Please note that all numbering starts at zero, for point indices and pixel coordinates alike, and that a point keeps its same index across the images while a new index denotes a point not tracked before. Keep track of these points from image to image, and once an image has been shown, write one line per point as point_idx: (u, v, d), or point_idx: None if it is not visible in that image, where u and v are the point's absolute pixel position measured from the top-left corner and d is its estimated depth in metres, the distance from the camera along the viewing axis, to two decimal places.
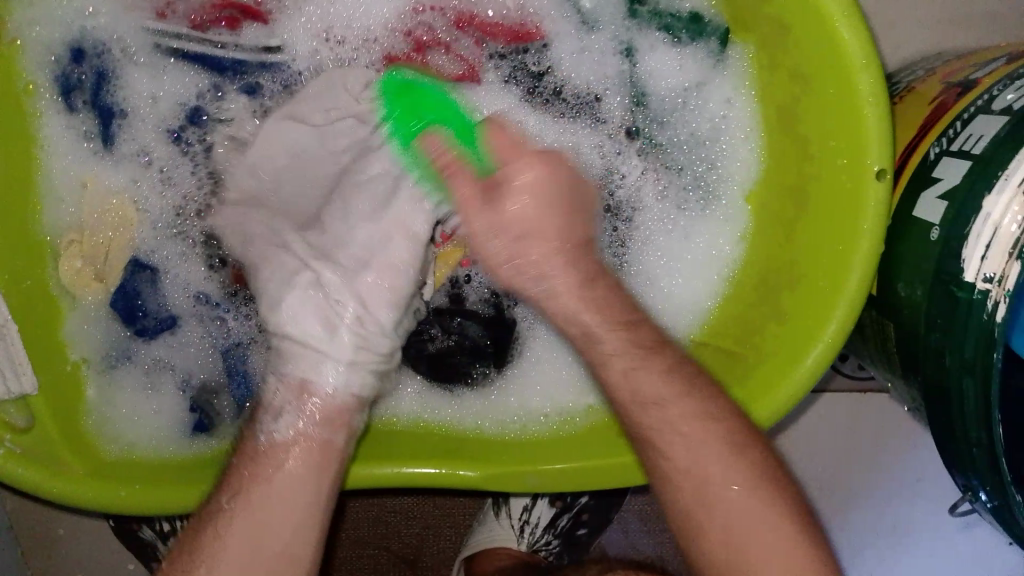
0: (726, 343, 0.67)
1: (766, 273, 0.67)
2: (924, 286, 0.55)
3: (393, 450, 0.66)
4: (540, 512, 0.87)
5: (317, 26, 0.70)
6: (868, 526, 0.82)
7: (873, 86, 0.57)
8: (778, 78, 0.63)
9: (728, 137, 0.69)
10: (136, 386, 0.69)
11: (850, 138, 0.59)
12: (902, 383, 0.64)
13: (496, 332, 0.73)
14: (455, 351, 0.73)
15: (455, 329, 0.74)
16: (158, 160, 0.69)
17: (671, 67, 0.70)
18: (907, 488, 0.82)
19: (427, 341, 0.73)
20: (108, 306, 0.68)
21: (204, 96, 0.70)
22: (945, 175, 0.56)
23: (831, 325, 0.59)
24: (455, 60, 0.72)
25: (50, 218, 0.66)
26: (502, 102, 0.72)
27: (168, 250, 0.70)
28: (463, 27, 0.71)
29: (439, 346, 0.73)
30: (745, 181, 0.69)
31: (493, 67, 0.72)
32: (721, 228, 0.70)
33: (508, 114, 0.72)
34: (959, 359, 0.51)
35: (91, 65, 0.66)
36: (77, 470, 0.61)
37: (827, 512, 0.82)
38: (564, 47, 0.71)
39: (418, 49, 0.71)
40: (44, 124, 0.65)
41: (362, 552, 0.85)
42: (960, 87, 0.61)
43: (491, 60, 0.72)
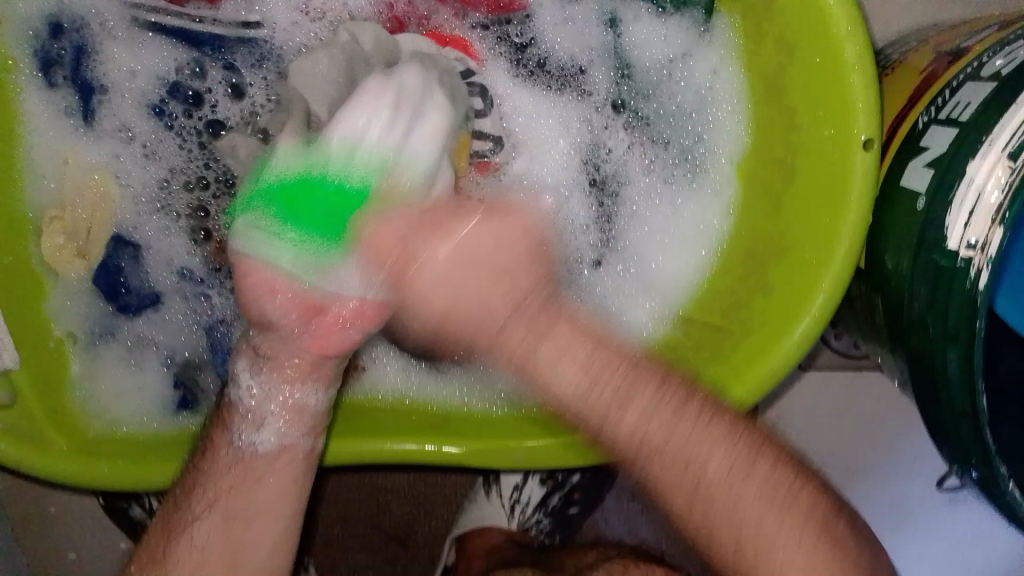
0: (713, 318, 0.66)
1: (752, 248, 0.66)
2: (908, 257, 0.54)
3: (374, 427, 0.67)
4: (531, 490, 0.85)
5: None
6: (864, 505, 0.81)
7: (858, 53, 0.56)
8: (764, 49, 0.62)
9: (715, 110, 0.67)
10: (118, 360, 0.69)
11: (835, 109, 0.58)
12: (890, 358, 0.63)
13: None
14: None
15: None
16: (140, 134, 0.70)
17: (656, 38, 0.68)
18: (899, 470, 0.81)
19: None
20: (91, 281, 0.68)
21: (182, 69, 0.70)
22: (932, 144, 0.55)
23: (819, 299, 0.59)
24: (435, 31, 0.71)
25: (32, 195, 0.65)
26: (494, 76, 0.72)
27: (152, 226, 0.71)
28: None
29: None
30: (733, 153, 0.67)
31: (478, 38, 0.71)
32: (707, 201, 0.69)
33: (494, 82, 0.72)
34: (943, 329, 0.50)
35: (70, 39, 0.66)
36: (60, 446, 0.61)
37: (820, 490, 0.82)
38: (545, 16, 0.70)
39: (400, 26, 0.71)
40: (23, 98, 0.65)
41: (355, 531, 0.86)
42: (949, 57, 0.60)
43: (474, 30, 0.71)
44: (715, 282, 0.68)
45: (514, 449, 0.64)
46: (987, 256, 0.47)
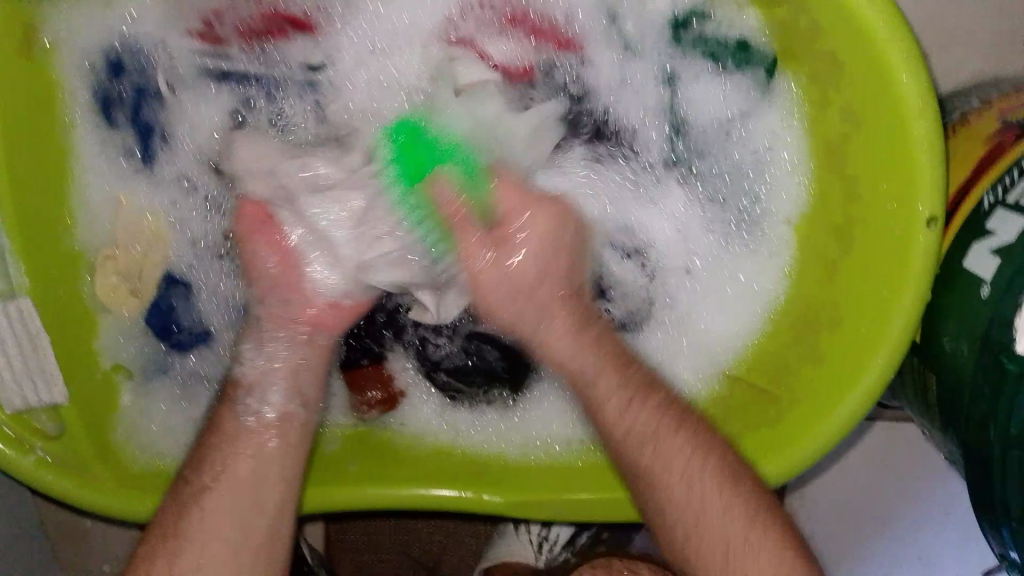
0: (761, 381, 0.66)
1: (804, 313, 0.65)
2: (971, 345, 0.53)
3: (410, 469, 0.68)
4: (560, 529, 0.86)
5: (362, 43, 0.69)
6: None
7: (929, 134, 0.55)
8: (828, 113, 0.61)
9: (773, 171, 0.67)
10: (165, 396, 0.69)
11: (901, 185, 0.57)
12: (939, 436, 0.61)
13: (514, 361, 0.74)
14: (472, 371, 0.74)
15: (474, 351, 0.74)
16: (200, 185, 0.69)
17: (718, 97, 0.67)
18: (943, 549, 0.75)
19: (436, 350, 0.75)
20: (142, 320, 0.68)
21: (237, 113, 0.69)
22: (999, 229, 0.54)
23: (872, 373, 0.58)
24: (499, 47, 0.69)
25: (86, 232, 0.67)
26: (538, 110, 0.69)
27: (204, 268, 0.69)
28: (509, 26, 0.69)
29: (453, 361, 0.74)
30: (790, 215, 0.66)
31: (541, 74, 0.69)
32: (758, 262, 0.68)
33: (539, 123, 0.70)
34: (1003, 432, 0.49)
35: (131, 80, 0.67)
36: (103, 479, 0.62)
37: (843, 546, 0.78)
38: (600, 65, 0.69)
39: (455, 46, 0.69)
40: (79, 134, 0.66)
41: (384, 556, 0.88)
42: (1017, 130, 0.58)
43: (541, 65, 0.69)
44: (762, 344, 0.67)
45: (554, 502, 0.65)
46: None
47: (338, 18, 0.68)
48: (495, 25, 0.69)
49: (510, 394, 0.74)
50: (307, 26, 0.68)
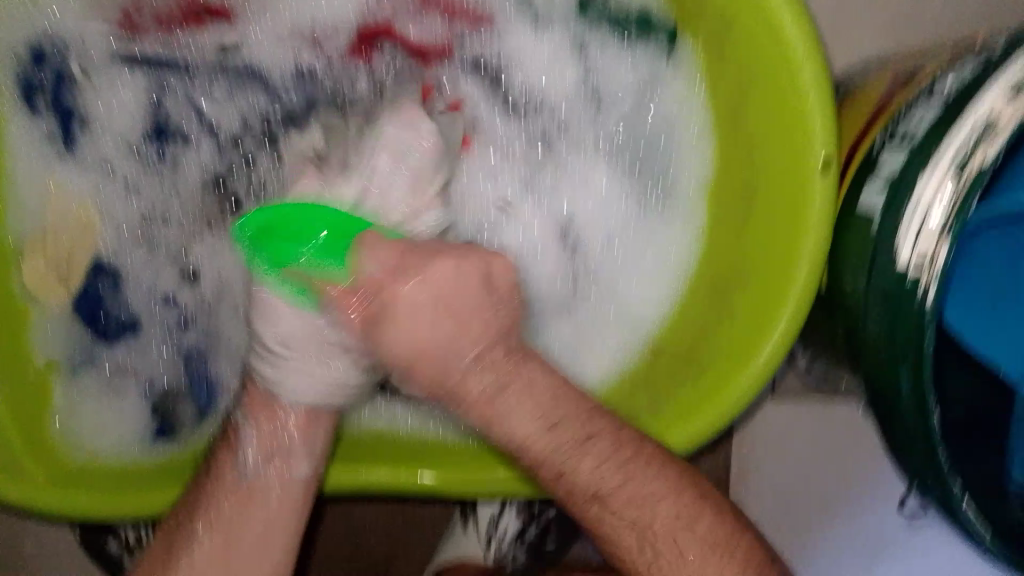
0: (682, 343, 0.67)
1: (720, 273, 0.67)
2: (864, 272, 0.55)
3: (356, 456, 0.68)
4: (508, 521, 0.82)
5: (286, 25, 0.72)
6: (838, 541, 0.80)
7: (815, 76, 0.57)
8: (726, 72, 0.64)
9: (680, 138, 0.69)
10: (98, 391, 0.69)
11: (794, 129, 0.59)
12: (854, 376, 0.63)
13: None
14: None
15: None
16: (120, 169, 0.71)
17: (623, 68, 0.71)
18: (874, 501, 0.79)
19: None
20: (71, 308, 0.69)
21: (152, 95, 0.71)
22: (886, 166, 0.56)
23: (784, 317, 0.59)
24: (428, 31, 0.73)
25: (15, 220, 0.67)
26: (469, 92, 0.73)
27: (131, 255, 0.71)
28: (428, 6, 0.72)
29: None
30: (700, 179, 0.69)
31: (466, 45, 0.73)
32: (678, 231, 0.70)
33: (470, 100, 0.73)
34: (896, 346, 0.51)
35: (52, 66, 0.69)
36: (34, 474, 0.62)
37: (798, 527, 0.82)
38: (515, 37, 0.73)
39: (366, 42, 0.73)
40: (8, 125, 0.68)
41: (334, 564, 0.86)
42: (904, 82, 0.62)
43: (463, 39, 0.73)
44: (687, 311, 0.69)
45: (475, 483, 0.64)
46: (933, 273, 0.48)
47: (257, 6, 0.72)
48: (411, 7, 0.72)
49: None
50: (224, 13, 0.71)
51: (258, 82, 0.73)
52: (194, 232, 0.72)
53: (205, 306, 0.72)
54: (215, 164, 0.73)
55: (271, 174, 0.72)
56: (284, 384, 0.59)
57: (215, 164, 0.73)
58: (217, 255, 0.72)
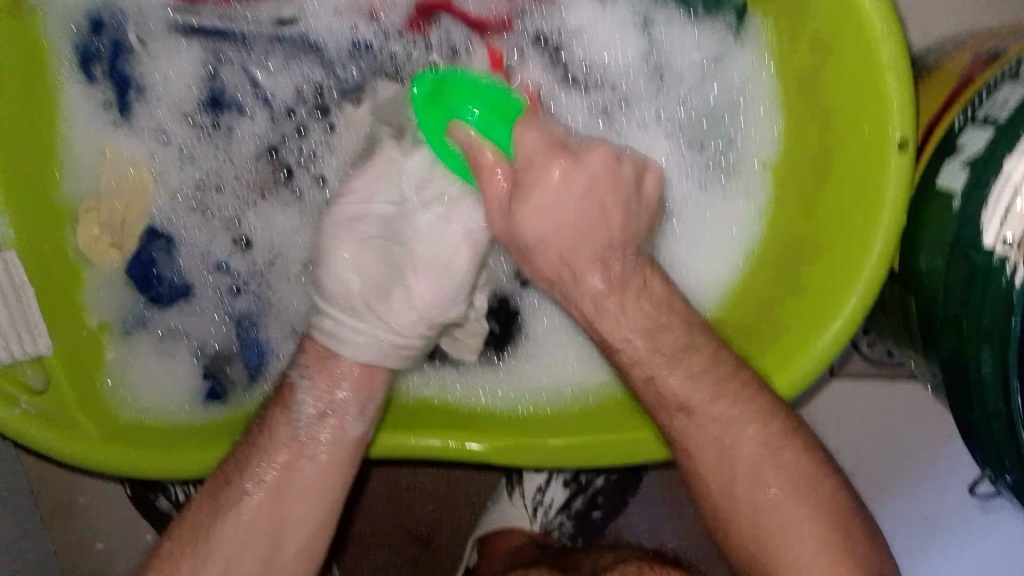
0: (743, 322, 0.66)
1: (785, 251, 0.65)
2: (944, 254, 0.53)
3: (407, 420, 0.67)
4: (554, 492, 0.84)
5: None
6: (901, 513, 0.81)
7: (895, 53, 0.55)
8: (797, 47, 0.62)
9: (748, 114, 0.68)
10: (150, 352, 0.70)
11: (869, 109, 0.57)
12: (924, 361, 0.61)
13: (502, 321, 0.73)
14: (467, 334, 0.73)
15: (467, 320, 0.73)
16: (174, 137, 0.71)
17: (690, 41, 0.69)
18: (935, 479, 0.80)
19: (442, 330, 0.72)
20: (124, 271, 0.70)
21: (208, 66, 0.71)
22: (968, 144, 0.54)
23: (853, 299, 0.58)
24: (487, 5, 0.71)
25: (71, 186, 0.68)
26: (531, 64, 0.71)
27: (186, 220, 0.72)
28: None
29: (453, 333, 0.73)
30: (766, 155, 0.68)
31: (524, 18, 0.71)
32: (742, 207, 0.68)
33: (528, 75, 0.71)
34: (977, 325, 0.49)
35: (109, 35, 0.69)
36: (90, 431, 0.63)
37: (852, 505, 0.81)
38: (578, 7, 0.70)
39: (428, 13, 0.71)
40: (64, 90, 0.68)
41: (380, 527, 0.86)
42: (988, 59, 0.59)
43: (522, 13, 0.71)
44: (747, 286, 0.67)
45: (537, 447, 0.64)
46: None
47: None
48: None
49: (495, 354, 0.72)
50: None
51: (314, 52, 0.72)
52: (249, 199, 0.72)
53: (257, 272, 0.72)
54: (270, 137, 0.72)
55: (324, 143, 0.72)
56: (344, 338, 0.60)
57: (269, 134, 0.72)
58: (264, 220, 0.73)
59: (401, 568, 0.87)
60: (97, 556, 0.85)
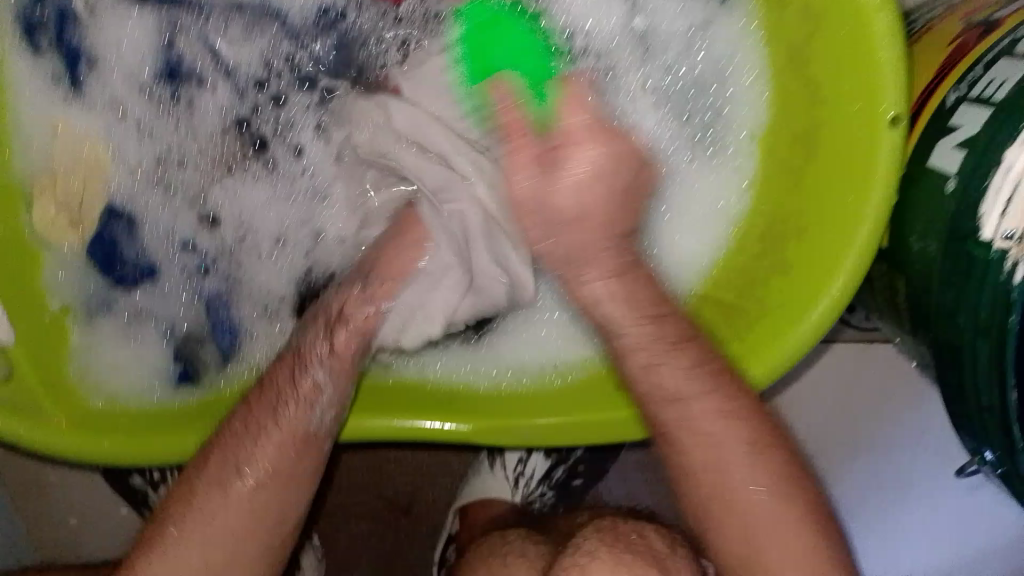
0: (727, 297, 0.65)
1: (770, 227, 0.64)
2: (939, 239, 0.52)
3: (385, 400, 0.65)
4: (535, 463, 0.82)
5: None
6: (870, 479, 0.81)
7: (890, 27, 0.53)
8: (784, 19, 0.60)
9: (736, 83, 0.65)
10: (116, 336, 0.68)
11: (862, 84, 0.55)
12: (909, 339, 0.61)
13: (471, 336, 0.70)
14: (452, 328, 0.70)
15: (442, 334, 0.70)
16: (132, 112, 0.69)
17: (676, 9, 0.67)
18: (906, 444, 0.80)
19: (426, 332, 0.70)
20: (85, 254, 0.67)
21: (165, 35, 0.69)
22: (963, 122, 0.52)
23: (839, 279, 0.57)
24: None
25: (23, 162, 0.64)
26: None
27: (149, 198, 0.70)
28: None
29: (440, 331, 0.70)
30: (752, 127, 0.65)
31: None
32: (729, 180, 0.67)
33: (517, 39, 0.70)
34: (974, 320, 0.48)
35: (52, 4, 0.65)
36: (60, 419, 0.60)
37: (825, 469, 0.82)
38: None
39: None
40: (9, 61, 0.64)
41: (358, 499, 0.86)
42: (981, 28, 0.56)
43: None
44: (734, 261, 0.66)
45: (523, 427, 0.63)
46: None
47: None
48: None
49: (470, 333, 0.71)
50: None
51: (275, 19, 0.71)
52: (214, 174, 0.71)
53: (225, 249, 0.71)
54: (234, 112, 0.71)
55: (304, 116, 0.72)
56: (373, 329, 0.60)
57: (234, 106, 0.71)
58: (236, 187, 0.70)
59: (383, 536, 0.86)
60: (70, 539, 0.83)
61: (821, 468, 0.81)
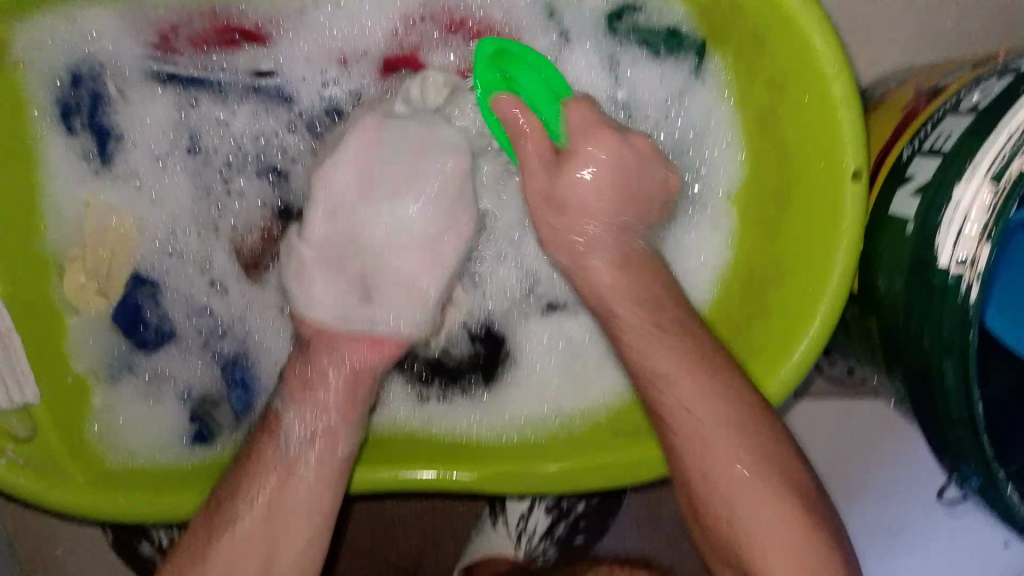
0: (716, 343, 0.69)
1: (751, 275, 0.69)
2: (903, 273, 0.57)
3: (388, 455, 0.67)
4: (537, 518, 0.84)
5: (332, 46, 0.74)
6: (865, 527, 0.85)
7: (845, 91, 0.60)
8: (756, 88, 0.67)
9: (713, 144, 0.72)
10: (136, 395, 0.72)
11: (826, 143, 0.61)
12: (886, 377, 0.65)
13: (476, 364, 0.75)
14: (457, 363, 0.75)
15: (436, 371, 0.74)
16: (146, 180, 0.73)
17: (655, 80, 0.74)
18: (899, 491, 0.84)
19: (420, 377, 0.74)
20: (109, 318, 0.71)
21: (182, 109, 0.74)
22: (918, 172, 0.58)
23: (817, 320, 0.62)
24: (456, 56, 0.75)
25: (53, 237, 0.69)
26: None
27: (169, 265, 0.74)
28: (455, 30, 0.74)
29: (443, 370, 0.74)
30: (728, 185, 0.72)
31: None
32: (709, 234, 0.73)
33: None
34: (938, 338, 0.52)
35: (87, 87, 0.71)
36: (77, 479, 0.63)
37: None
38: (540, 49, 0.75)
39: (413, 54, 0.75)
40: (45, 143, 0.69)
41: (362, 564, 0.87)
42: (928, 96, 0.64)
43: None
44: (722, 309, 0.71)
45: (526, 474, 0.65)
46: (976, 272, 0.50)
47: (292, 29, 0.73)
48: (439, 28, 0.74)
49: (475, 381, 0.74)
50: (259, 35, 0.72)
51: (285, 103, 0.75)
52: (213, 244, 0.75)
53: (226, 324, 0.74)
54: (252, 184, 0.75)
55: (266, 195, 0.75)
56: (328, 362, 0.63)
57: (234, 175, 0.75)
58: (241, 253, 0.75)
59: None
60: None
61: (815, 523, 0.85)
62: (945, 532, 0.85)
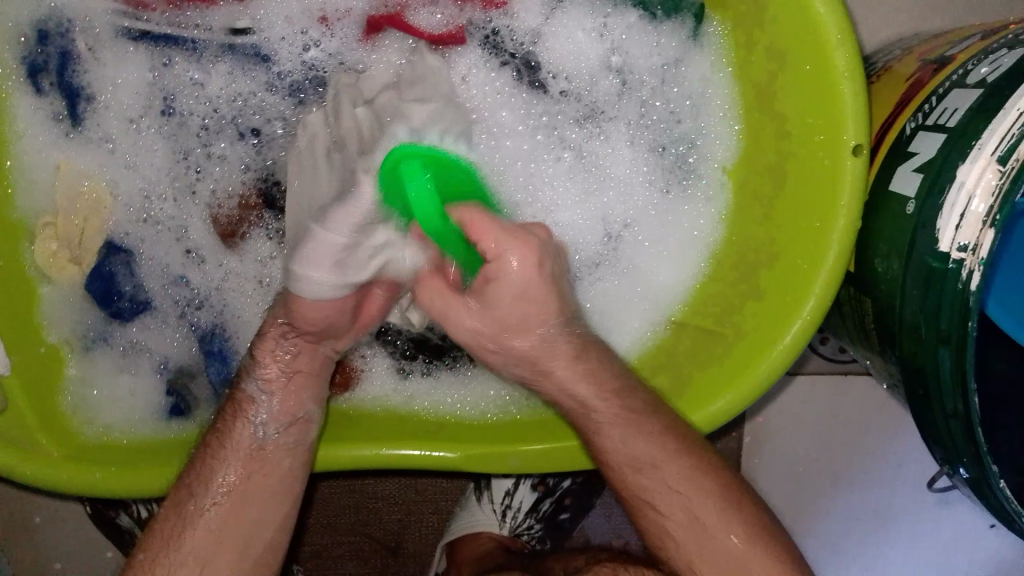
0: (705, 322, 0.67)
1: (743, 252, 0.67)
2: (901, 256, 0.55)
3: (363, 433, 0.66)
4: (522, 496, 0.85)
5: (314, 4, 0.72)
6: (852, 512, 0.83)
7: (848, 62, 0.57)
8: (755, 57, 0.64)
9: (708, 114, 0.69)
10: (114, 368, 0.69)
11: (827, 115, 0.58)
12: (880, 360, 0.63)
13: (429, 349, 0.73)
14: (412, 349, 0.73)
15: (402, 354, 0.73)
16: (120, 145, 0.71)
17: (651, 45, 0.71)
18: (889, 471, 0.83)
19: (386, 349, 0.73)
20: (84, 288, 0.69)
21: (156, 70, 0.71)
22: (920, 149, 0.56)
23: (809, 302, 0.59)
24: (443, 21, 0.73)
25: (26, 204, 0.67)
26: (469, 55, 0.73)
27: (145, 233, 0.71)
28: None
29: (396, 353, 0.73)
30: (723, 158, 0.69)
31: (477, 31, 0.73)
32: (700, 211, 0.70)
33: (485, 79, 0.73)
34: (935, 329, 0.51)
35: (56, 45, 0.69)
36: (50, 452, 0.61)
37: (801, 500, 0.84)
38: (526, 9, 0.73)
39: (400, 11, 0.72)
40: (14, 104, 0.67)
41: (343, 539, 0.85)
42: (935, 64, 0.61)
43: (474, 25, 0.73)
44: (707, 287, 0.69)
45: (510, 454, 0.63)
46: (979, 258, 0.48)
47: None
48: None
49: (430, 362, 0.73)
50: None
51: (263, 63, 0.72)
52: (189, 211, 0.72)
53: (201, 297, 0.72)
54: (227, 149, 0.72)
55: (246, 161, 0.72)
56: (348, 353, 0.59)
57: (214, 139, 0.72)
58: (218, 223, 0.72)
59: None
60: None
61: (807, 502, 0.84)
62: (931, 522, 0.83)
